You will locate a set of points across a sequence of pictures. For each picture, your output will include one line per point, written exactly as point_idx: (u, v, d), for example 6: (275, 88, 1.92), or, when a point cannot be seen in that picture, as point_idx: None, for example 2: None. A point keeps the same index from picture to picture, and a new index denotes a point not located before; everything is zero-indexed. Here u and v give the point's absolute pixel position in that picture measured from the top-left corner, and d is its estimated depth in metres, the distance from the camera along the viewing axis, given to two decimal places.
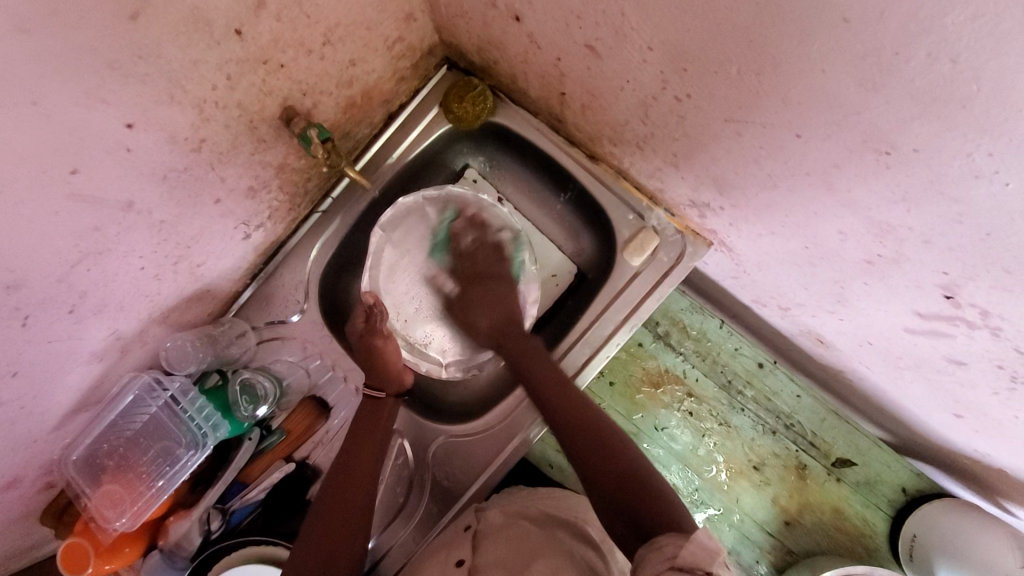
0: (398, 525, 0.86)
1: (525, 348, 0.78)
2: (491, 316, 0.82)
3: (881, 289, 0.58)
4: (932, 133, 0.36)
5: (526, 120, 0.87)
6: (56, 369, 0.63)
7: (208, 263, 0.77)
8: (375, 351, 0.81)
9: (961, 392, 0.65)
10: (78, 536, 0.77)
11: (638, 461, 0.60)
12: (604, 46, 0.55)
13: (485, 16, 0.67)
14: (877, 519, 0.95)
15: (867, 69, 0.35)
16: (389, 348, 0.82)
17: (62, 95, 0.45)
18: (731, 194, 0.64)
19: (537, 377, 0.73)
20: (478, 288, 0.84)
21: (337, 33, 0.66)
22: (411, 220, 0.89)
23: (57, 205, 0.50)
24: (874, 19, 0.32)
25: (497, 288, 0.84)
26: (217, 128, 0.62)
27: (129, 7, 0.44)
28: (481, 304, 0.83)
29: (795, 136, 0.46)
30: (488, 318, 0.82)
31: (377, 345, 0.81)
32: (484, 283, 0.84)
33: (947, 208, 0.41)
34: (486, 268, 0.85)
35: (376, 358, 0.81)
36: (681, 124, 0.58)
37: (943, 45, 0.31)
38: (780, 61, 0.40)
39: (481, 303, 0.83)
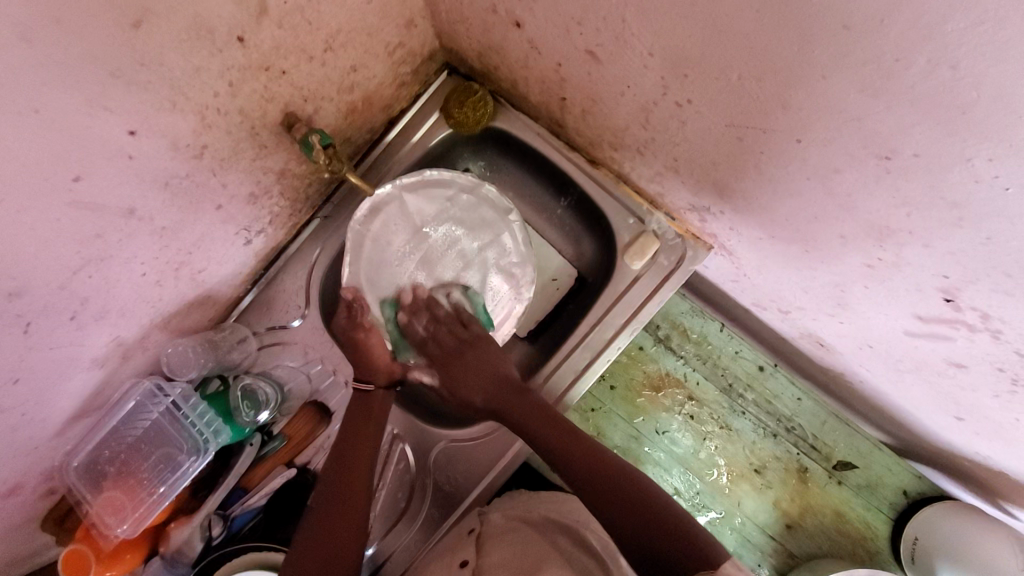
0: (399, 530, 0.86)
1: (515, 401, 0.77)
2: (479, 390, 0.79)
3: (882, 293, 0.59)
4: (933, 139, 0.36)
5: (527, 125, 0.87)
6: (58, 375, 0.63)
7: (209, 268, 0.77)
8: (358, 343, 0.80)
9: (962, 396, 0.66)
10: (79, 543, 0.77)
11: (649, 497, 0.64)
12: (605, 52, 0.55)
13: (486, 22, 0.68)
14: (879, 522, 0.95)
15: (867, 75, 0.36)
16: (373, 339, 0.80)
17: (66, 103, 0.45)
18: (732, 199, 0.64)
19: (532, 421, 0.74)
20: (457, 367, 0.80)
21: (338, 40, 0.66)
22: (390, 210, 0.85)
23: (60, 212, 0.50)
24: (874, 27, 0.32)
25: (479, 350, 0.80)
26: (219, 134, 0.62)
27: (132, 15, 0.44)
28: (460, 381, 0.80)
29: (795, 141, 0.47)
30: (476, 390, 0.79)
31: (360, 338, 0.80)
32: (462, 357, 0.80)
33: (947, 212, 0.41)
34: (458, 346, 0.81)
35: (360, 349, 0.79)
36: (681, 129, 0.58)
37: (943, 51, 0.31)
38: (780, 66, 0.40)
39: (464, 379, 0.80)
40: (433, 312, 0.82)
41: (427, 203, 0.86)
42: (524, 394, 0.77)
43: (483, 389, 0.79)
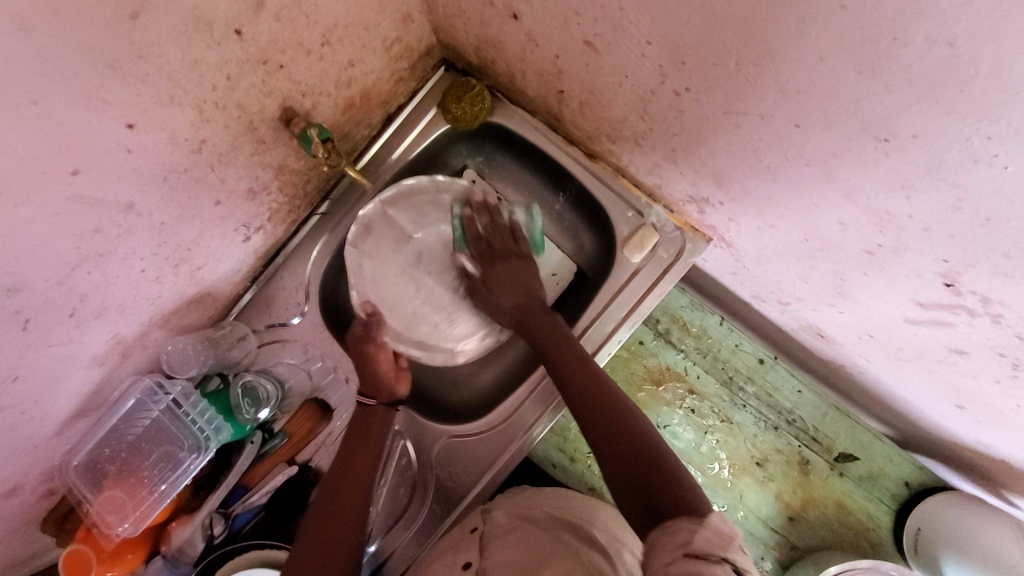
0: (401, 527, 0.85)
1: (551, 336, 0.76)
2: (512, 297, 0.79)
3: (882, 279, 0.59)
4: (931, 119, 0.37)
5: (524, 119, 0.87)
6: (57, 372, 0.63)
7: (208, 265, 0.76)
8: (369, 358, 0.80)
9: (963, 383, 0.66)
10: (80, 544, 0.77)
11: (658, 449, 0.59)
12: (602, 42, 0.55)
13: (482, 15, 0.68)
14: (881, 513, 0.95)
15: (865, 56, 0.36)
16: (383, 354, 0.81)
17: (64, 95, 0.45)
18: (731, 188, 0.64)
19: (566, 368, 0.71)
20: (501, 269, 0.80)
21: (335, 34, 0.66)
22: (377, 230, 0.87)
23: (58, 206, 0.50)
24: (871, 5, 0.32)
25: (516, 262, 0.81)
26: (217, 129, 0.62)
27: (128, 7, 0.44)
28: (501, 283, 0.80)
29: (794, 126, 0.47)
30: (512, 300, 0.79)
31: (371, 352, 0.81)
32: (506, 261, 0.81)
33: (946, 194, 0.41)
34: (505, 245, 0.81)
35: (370, 365, 0.80)
36: (679, 118, 0.58)
37: (940, 29, 0.31)
38: (778, 50, 0.41)
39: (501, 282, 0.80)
40: (479, 210, 0.83)
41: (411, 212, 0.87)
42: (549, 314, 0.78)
43: (511, 294, 0.79)
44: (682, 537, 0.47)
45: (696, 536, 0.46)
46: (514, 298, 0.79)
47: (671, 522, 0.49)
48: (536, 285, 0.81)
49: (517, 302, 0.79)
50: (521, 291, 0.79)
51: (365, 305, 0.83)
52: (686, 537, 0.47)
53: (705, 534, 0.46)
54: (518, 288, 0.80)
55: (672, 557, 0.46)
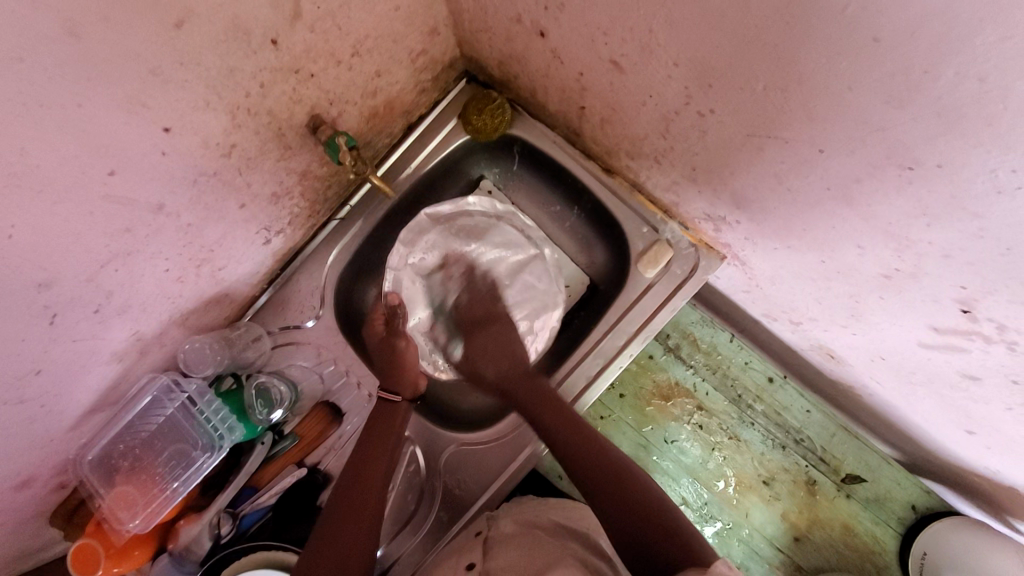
0: (407, 534, 0.86)
1: (532, 387, 0.79)
2: (496, 366, 0.82)
3: (897, 304, 0.59)
4: (957, 150, 0.37)
5: (544, 133, 0.88)
6: (78, 367, 0.64)
7: (228, 266, 0.77)
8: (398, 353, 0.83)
9: (974, 409, 0.66)
10: (90, 537, 0.75)
11: None
12: (629, 62, 0.57)
13: (510, 32, 0.69)
14: (887, 537, 0.95)
15: (894, 87, 0.37)
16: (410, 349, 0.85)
17: (108, 99, 0.46)
18: (748, 208, 0.66)
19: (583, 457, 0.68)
20: (482, 336, 0.84)
21: (365, 45, 0.67)
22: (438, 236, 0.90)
23: (92, 205, 0.51)
24: (903, 39, 0.33)
25: (498, 329, 0.84)
26: (247, 134, 0.63)
27: (174, 15, 0.46)
28: (482, 357, 0.83)
29: (817, 151, 0.48)
30: (496, 369, 0.82)
31: (400, 347, 0.84)
32: (485, 330, 0.85)
33: (968, 222, 0.42)
34: (486, 315, 0.86)
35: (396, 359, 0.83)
36: (701, 138, 0.59)
37: (972, 65, 0.32)
38: (807, 78, 0.42)
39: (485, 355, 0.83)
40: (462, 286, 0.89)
41: (444, 238, 0.90)
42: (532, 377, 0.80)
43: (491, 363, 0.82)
44: None
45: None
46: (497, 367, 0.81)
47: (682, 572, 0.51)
48: (520, 350, 0.83)
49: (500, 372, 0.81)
50: (506, 356, 0.82)
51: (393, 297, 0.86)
52: None
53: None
54: (505, 353, 0.82)
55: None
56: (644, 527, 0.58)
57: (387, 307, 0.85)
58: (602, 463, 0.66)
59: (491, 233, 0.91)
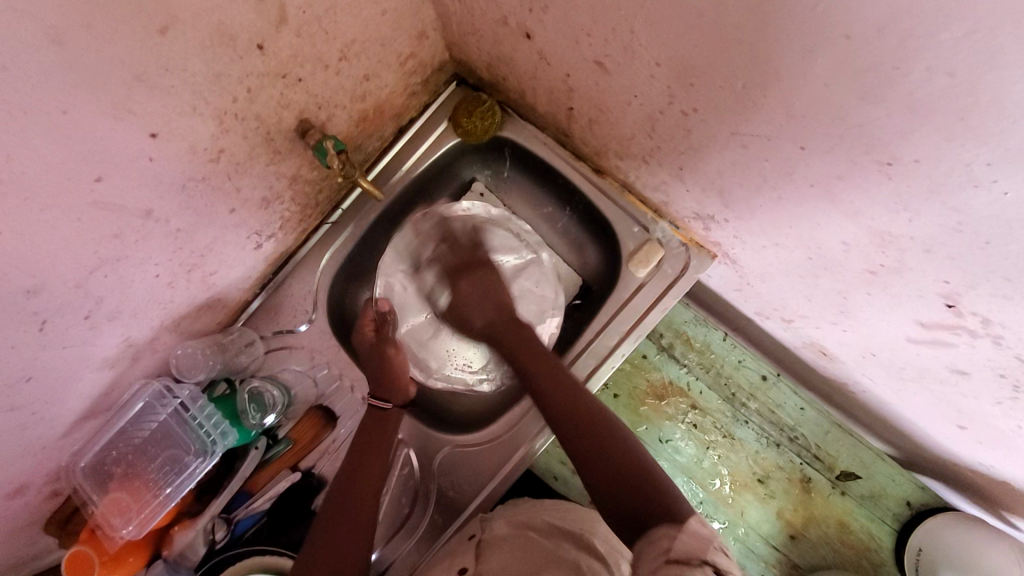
0: (401, 537, 0.86)
1: (521, 337, 0.78)
2: (481, 315, 0.82)
3: (884, 299, 0.60)
4: (933, 145, 0.38)
5: (534, 135, 0.89)
6: (70, 374, 0.64)
7: (219, 271, 0.78)
8: (389, 359, 0.84)
9: (963, 403, 0.66)
10: (83, 544, 0.75)
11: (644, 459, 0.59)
12: (613, 63, 0.57)
13: (496, 34, 0.69)
14: (883, 533, 0.95)
15: (870, 84, 0.37)
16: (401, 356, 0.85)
17: (93, 106, 0.46)
18: (735, 206, 0.66)
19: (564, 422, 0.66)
20: (467, 281, 0.84)
21: (352, 49, 0.68)
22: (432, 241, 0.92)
23: (80, 212, 0.51)
24: (876, 35, 0.34)
25: (484, 277, 0.84)
26: (235, 139, 0.64)
27: (158, 21, 0.46)
28: (469, 303, 0.83)
29: (799, 148, 0.48)
30: (483, 317, 0.82)
31: (391, 354, 0.84)
32: (470, 276, 0.85)
33: (948, 217, 0.42)
34: (468, 261, 0.86)
35: (384, 364, 0.83)
36: (687, 137, 0.60)
37: (944, 60, 0.32)
38: (785, 76, 0.42)
39: (471, 303, 0.83)
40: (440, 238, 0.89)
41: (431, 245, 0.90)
42: (517, 325, 0.80)
43: (483, 312, 0.82)
44: (667, 543, 0.47)
45: (676, 542, 0.47)
46: (485, 316, 0.82)
47: (658, 527, 0.50)
48: (506, 300, 0.83)
49: (488, 320, 0.82)
50: (492, 306, 0.82)
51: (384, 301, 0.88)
52: (668, 544, 0.48)
53: (684, 538, 0.47)
54: (490, 302, 0.83)
55: (655, 564, 0.47)
56: (621, 492, 0.56)
57: (377, 313, 0.87)
58: (582, 429, 0.64)
59: (490, 235, 0.92)
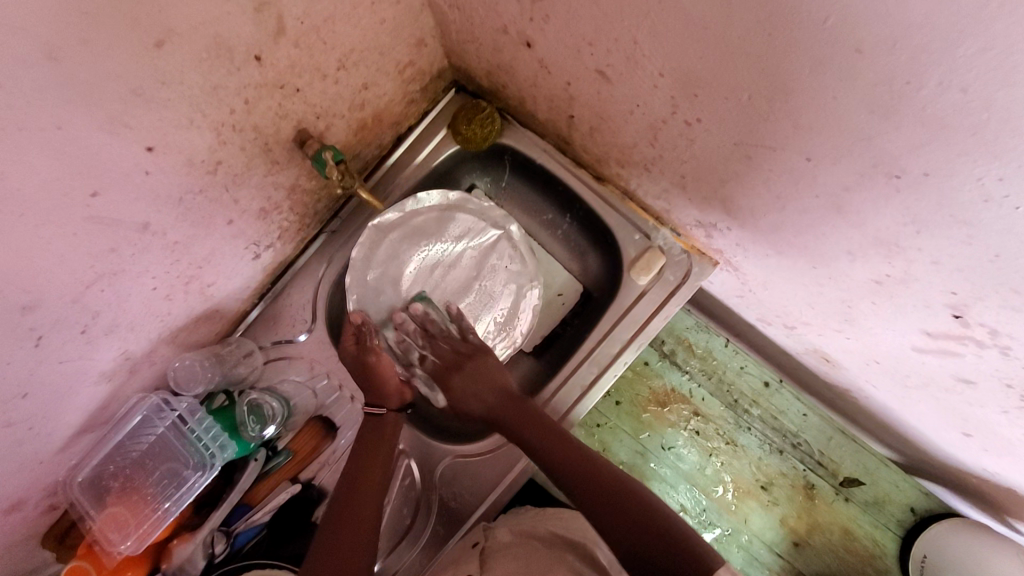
0: (404, 548, 0.85)
1: (521, 415, 0.75)
2: (480, 403, 0.78)
3: (889, 309, 0.59)
4: (943, 158, 0.37)
5: (533, 142, 0.88)
6: (67, 389, 0.63)
7: (217, 282, 0.77)
8: (372, 368, 0.80)
9: (970, 412, 0.66)
10: (81, 560, 0.74)
11: None
12: (615, 72, 0.56)
13: (496, 42, 0.69)
14: (886, 540, 0.95)
15: (878, 97, 0.37)
16: (384, 362, 0.81)
17: (88, 121, 0.45)
18: (738, 215, 0.65)
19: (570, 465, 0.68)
20: (458, 379, 0.80)
21: (351, 58, 0.67)
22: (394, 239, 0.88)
23: (76, 227, 0.51)
24: (886, 50, 0.33)
25: (476, 364, 0.80)
26: (233, 151, 0.63)
27: (155, 35, 0.45)
28: (463, 398, 0.79)
29: (805, 160, 0.48)
30: (480, 403, 0.79)
31: (372, 362, 0.80)
32: (460, 370, 0.80)
33: (955, 229, 0.42)
34: (456, 359, 0.81)
35: (374, 375, 0.80)
36: (690, 147, 0.59)
37: (955, 74, 0.32)
38: (792, 88, 0.41)
39: (466, 388, 0.79)
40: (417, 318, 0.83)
41: (401, 241, 0.88)
42: (518, 402, 0.77)
43: (495, 393, 0.78)
44: None
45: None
46: (483, 405, 0.78)
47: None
48: (505, 379, 0.79)
49: (487, 409, 0.78)
50: (494, 388, 0.78)
51: (357, 313, 0.83)
52: None
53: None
54: (492, 384, 0.79)
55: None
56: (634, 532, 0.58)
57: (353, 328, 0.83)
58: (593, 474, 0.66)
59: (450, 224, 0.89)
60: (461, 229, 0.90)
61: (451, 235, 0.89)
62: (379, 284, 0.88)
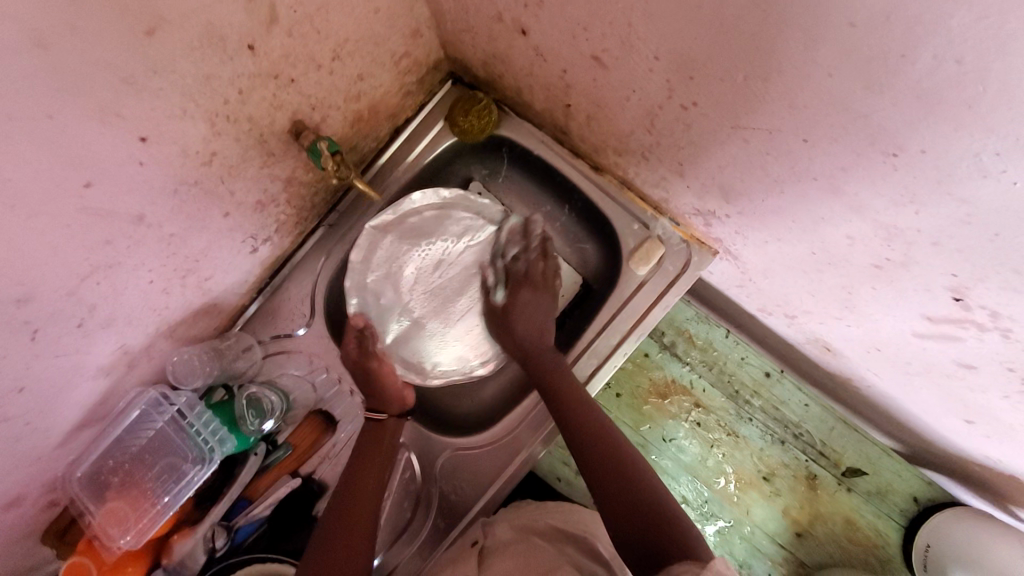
0: (404, 542, 0.85)
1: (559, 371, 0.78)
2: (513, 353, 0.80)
3: (889, 294, 0.59)
4: (940, 135, 0.37)
5: (531, 133, 0.88)
6: (65, 382, 0.63)
7: (215, 276, 0.77)
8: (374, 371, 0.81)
9: (972, 398, 0.65)
10: (81, 555, 0.75)
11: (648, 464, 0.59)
12: (611, 57, 0.56)
13: (491, 31, 0.68)
14: (890, 529, 0.94)
15: (873, 73, 0.36)
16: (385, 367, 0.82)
17: (80, 110, 0.45)
18: (736, 202, 0.65)
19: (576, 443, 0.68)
20: (526, 292, 0.83)
21: (345, 48, 0.67)
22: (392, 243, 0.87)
23: (69, 218, 0.50)
24: (881, 24, 0.33)
25: (531, 297, 0.83)
26: (227, 142, 0.62)
27: (145, 23, 0.45)
28: (522, 313, 0.82)
29: (802, 141, 0.47)
30: (528, 330, 0.81)
31: (373, 366, 0.82)
32: (526, 296, 0.83)
33: (955, 208, 0.41)
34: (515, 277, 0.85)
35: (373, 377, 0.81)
36: (687, 132, 0.59)
37: (951, 47, 0.31)
38: (787, 67, 0.41)
39: (521, 314, 0.82)
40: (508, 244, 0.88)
41: (399, 243, 0.87)
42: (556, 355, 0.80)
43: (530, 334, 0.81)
44: None
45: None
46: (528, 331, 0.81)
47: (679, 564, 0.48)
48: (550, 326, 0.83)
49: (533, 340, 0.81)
50: (540, 328, 0.81)
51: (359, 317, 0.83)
52: None
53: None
54: (538, 323, 0.82)
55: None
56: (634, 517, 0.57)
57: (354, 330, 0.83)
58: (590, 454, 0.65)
59: (447, 224, 0.88)
60: (459, 227, 0.88)
61: (451, 233, 0.88)
62: (379, 285, 0.87)
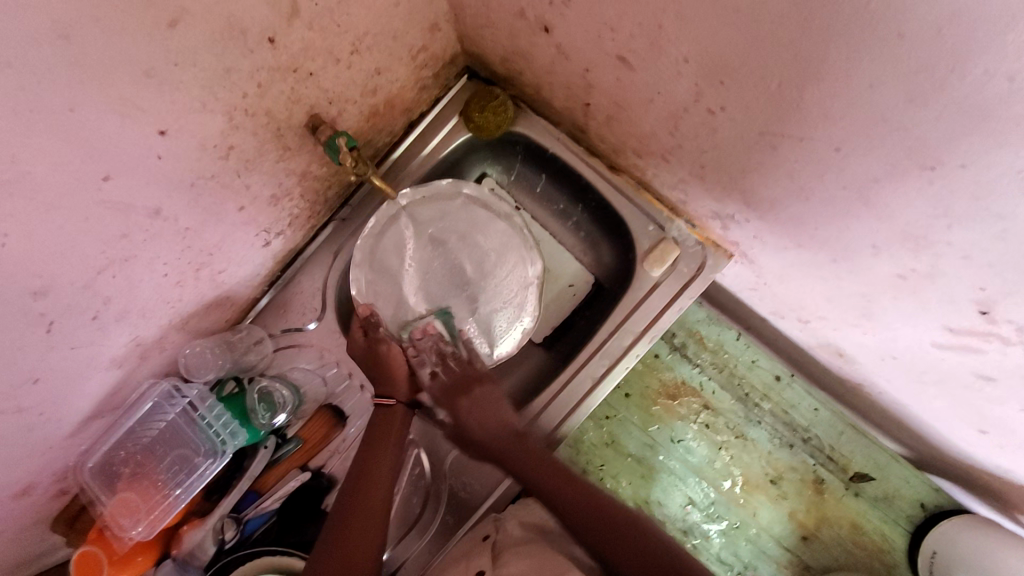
0: (412, 537, 0.85)
1: (533, 454, 0.73)
2: (487, 423, 0.77)
3: (912, 304, 0.58)
4: (982, 150, 0.36)
5: (547, 130, 0.86)
6: (78, 374, 0.63)
7: (228, 269, 0.76)
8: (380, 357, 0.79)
9: (988, 409, 0.65)
10: (92, 545, 0.75)
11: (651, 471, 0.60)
12: (637, 58, 0.55)
13: (512, 27, 0.67)
14: (895, 535, 0.95)
15: (917, 85, 0.35)
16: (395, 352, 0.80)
17: (102, 102, 0.45)
18: (758, 206, 0.64)
19: None
20: (467, 403, 0.78)
21: (365, 42, 0.66)
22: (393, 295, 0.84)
23: (88, 211, 0.50)
24: (929, 36, 0.32)
25: (482, 391, 0.78)
26: (245, 135, 0.62)
27: (168, 15, 0.44)
28: (470, 419, 0.77)
29: (834, 150, 0.46)
30: (482, 425, 0.77)
31: (383, 351, 0.79)
32: (469, 394, 0.78)
33: (989, 224, 0.41)
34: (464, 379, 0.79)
35: (381, 362, 0.79)
36: (711, 136, 0.58)
37: (1002, 62, 0.30)
38: (825, 75, 0.40)
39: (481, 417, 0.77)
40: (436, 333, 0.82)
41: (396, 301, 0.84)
42: (522, 438, 0.75)
43: (493, 425, 0.77)
44: None
45: None
46: (489, 429, 0.76)
47: None
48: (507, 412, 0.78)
49: (494, 437, 0.76)
50: (500, 423, 0.77)
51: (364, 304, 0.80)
52: None
53: None
54: (498, 417, 0.77)
55: None
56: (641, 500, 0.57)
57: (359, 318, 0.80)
58: None
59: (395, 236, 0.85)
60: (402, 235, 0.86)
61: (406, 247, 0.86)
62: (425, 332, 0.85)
